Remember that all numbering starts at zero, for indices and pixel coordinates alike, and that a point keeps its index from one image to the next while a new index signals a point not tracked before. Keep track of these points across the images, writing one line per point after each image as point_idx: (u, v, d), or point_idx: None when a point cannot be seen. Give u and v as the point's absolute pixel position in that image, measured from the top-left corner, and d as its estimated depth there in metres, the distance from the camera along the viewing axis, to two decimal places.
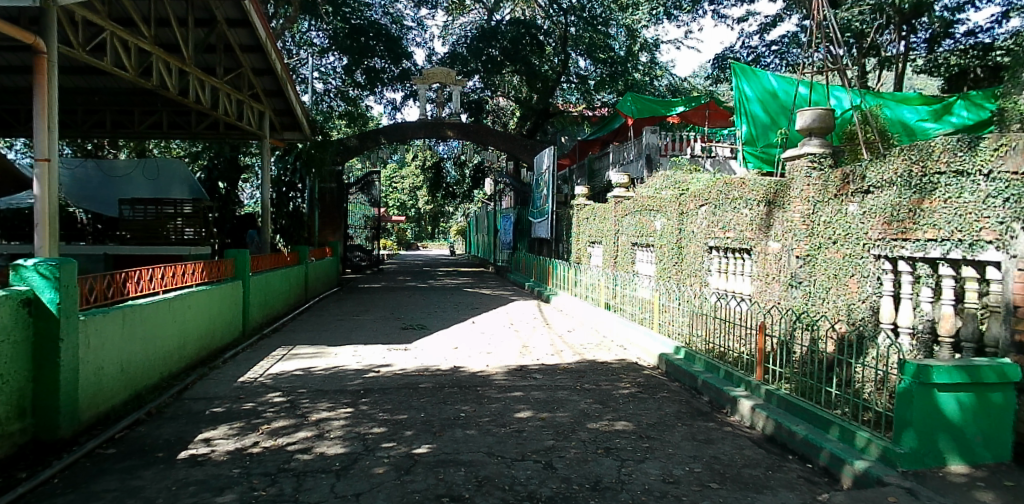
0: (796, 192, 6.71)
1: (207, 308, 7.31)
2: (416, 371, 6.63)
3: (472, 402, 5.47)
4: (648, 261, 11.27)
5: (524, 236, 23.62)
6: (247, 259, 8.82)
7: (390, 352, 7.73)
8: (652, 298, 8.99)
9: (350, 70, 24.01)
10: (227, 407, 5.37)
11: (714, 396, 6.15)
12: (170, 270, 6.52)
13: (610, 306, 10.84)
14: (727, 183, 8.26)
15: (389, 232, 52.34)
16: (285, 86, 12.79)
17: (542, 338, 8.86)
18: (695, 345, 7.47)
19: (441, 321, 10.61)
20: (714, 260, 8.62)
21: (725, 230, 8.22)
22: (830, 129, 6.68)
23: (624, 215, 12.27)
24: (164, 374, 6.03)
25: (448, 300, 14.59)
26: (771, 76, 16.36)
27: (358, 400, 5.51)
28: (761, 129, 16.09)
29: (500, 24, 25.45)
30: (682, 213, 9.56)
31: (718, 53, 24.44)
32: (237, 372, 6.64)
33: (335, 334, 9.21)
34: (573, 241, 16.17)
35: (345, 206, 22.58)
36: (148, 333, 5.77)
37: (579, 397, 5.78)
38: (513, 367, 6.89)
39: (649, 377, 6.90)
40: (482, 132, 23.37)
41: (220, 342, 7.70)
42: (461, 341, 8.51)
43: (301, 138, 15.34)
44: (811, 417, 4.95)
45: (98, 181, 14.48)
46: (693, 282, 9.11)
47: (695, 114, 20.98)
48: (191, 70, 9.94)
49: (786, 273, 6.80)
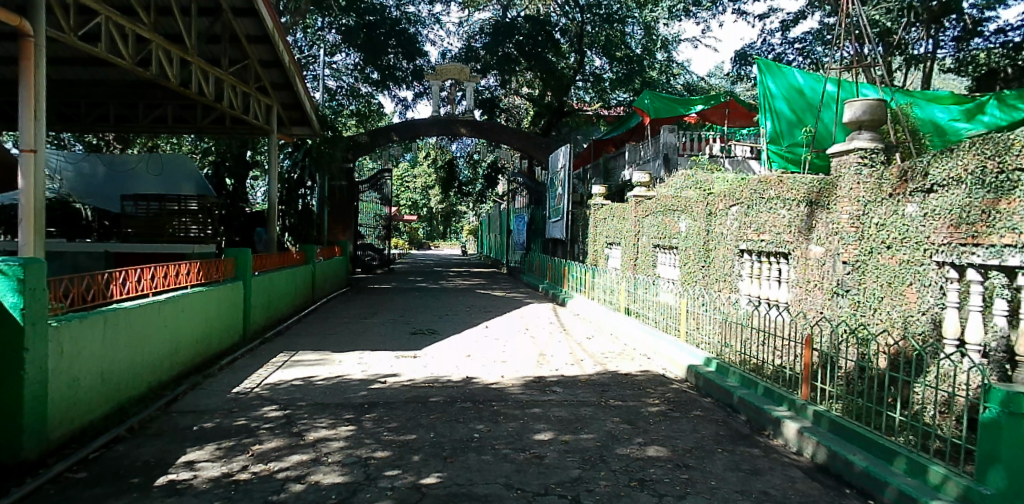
0: (844, 191, 6.12)
1: (203, 310, 6.84)
2: (425, 382, 6.11)
3: (487, 420, 4.93)
4: (672, 265, 10.67)
5: (537, 236, 23.11)
6: (248, 258, 8.34)
7: (398, 360, 7.21)
8: (678, 304, 8.40)
9: (362, 67, 23.61)
10: (217, 423, 4.86)
11: (753, 416, 5.57)
12: (162, 270, 6.05)
13: (631, 312, 10.27)
14: (761, 181, 7.68)
15: (401, 231, 52.11)
16: (293, 79, 12.29)
17: (561, 346, 8.31)
18: (728, 357, 6.89)
19: (452, 326, 10.08)
20: (746, 264, 8.02)
21: (760, 233, 7.61)
22: (882, 122, 6.02)
23: (645, 215, 11.66)
24: (153, 383, 5.56)
25: (460, 302, 14.09)
26: (798, 72, 15.76)
27: (361, 416, 4.99)
28: (786, 126, 15.42)
29: (516, 20, 24.90)
30: (709, 214, 8.95)
31: (739, 50, 23.66)
32: (233, 381, 6.15)
33: (340, 339, 8.72)
34: (589, 242, 15.61)
35: (355, 205, 22.16)
36: (134, 339, 5.28)
37: (605, 415, 5.22)
38: (530, 378, 6.35)
39: (678, 392, 6.33)
40: (495, 130, 22.82)
41: (217, 347, 7.22)
42: (474, 348, 7.98)
43: (310, 133, 14.82)
44: (870, 444, 4.35)
45: (105, 177, 14.07)
46: (722, 288, 8.49)
47: (714, 113, 20.27)
48: (194, 61, 9.48)
49: (832, 280, 6.22)
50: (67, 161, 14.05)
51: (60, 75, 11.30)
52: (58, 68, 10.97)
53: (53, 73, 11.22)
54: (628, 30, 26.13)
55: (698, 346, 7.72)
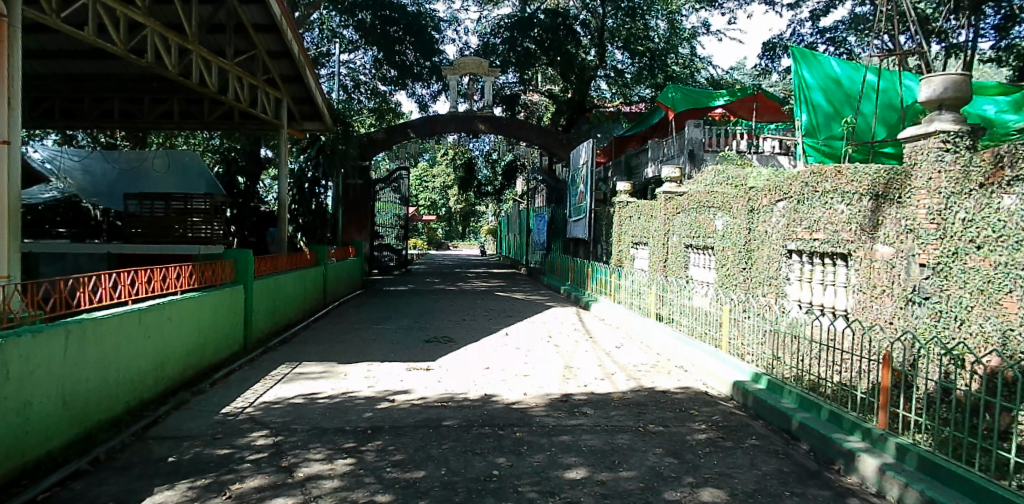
0: (920, 182, 5.29)
1: (197, 318, 6.20)
2: (439, 402, 5.40)
3: (508, 452, 4.19)
4: (707, 266, 9.84)
5: (558, 236, 22.39)
6: (249, 260, 7.69)
7: (409, 373, 6.52)
8: (719, 311, 7.60)
9: (379, 63, 23.09)
10: (196, 453, 4.20)
11: (819, 446, 4.77)
12: (146, 274, 5.39)
13: (664, 318, 9.47)
14: (814, 172, 6.85)
15: (419, 231, 51.60)
16: (304, 71, 11.61)
17: (588, 357, 7.56)
18: (781, 373, 6.09)
19: (470, 333, 9.36)
20: (793, 267, 7.19)
21: (813, 231, 6.78)
22: (967, 99, 5.13)
23: (676, 213, 10.83)
24: (130, 403, 4.92)
25: (479, 306, 13.37)
26: (834, 60, 14.85)
27: (362, 446, 4.29)
28: (823, 118, 14.46)
29: (535, 13, 24.14)
30: (752, 210, 8.12)
31: (767, 41, 22.63)
32: (224, 399, 5.50)
33: (348, 349, 8.05)
34: (613, 242, 14.81)
35: (371, 204, 21.61)
36: (109, 353, 4.64)
37: (645, 445, 4.47)
38: (557, 397, 5.62)
39: (726, 414, 5.54)
40: (515, 126, 22.01)
41: (212, 358, 6.59)
42: (492, 359, 7.27)
43: (322, 129, 14.10)
44: (975, 493, 3.46)
45: (116, 175, 13.42)
46: (765, 292, 7.68)
47: (742, 107, 19.58)
48: (195, 49, 8.82)
49: (906, 285, 5.37)
50: (74, 159, 13.43)
51: (61, 70, 10.77)
52: (58, 62, 10.45)
53: (54, 68, 10.69)
54: (650, 23, 25.24)
55: (743, 359, 6.91)
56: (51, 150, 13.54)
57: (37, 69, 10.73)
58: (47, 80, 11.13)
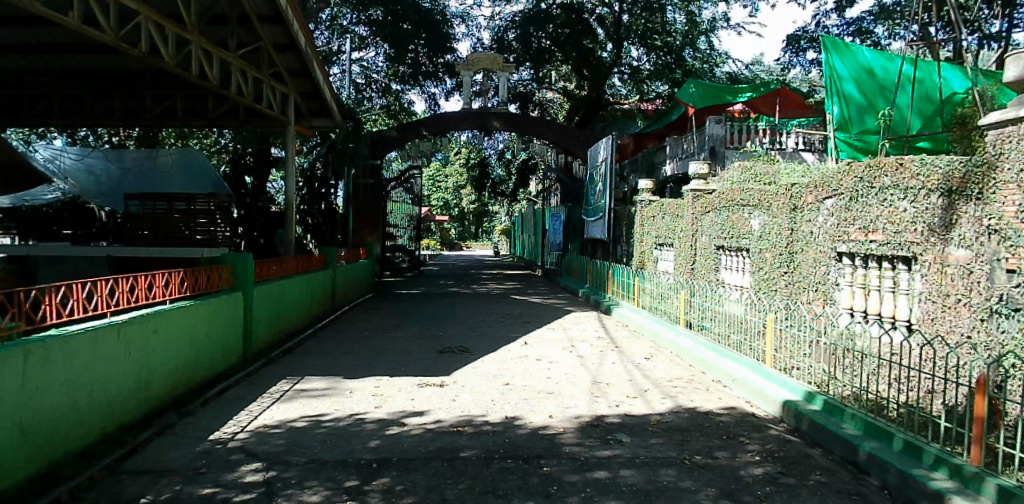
0: (1008, 174, 4.58)
1: (187, 330, 5.64)
2: (456, 426, 4.79)
3: (536, 494, 3.56)
4: (739, 270, 9.15)
5: (575, 236, 21.69)
6: (249, 265, 7.13)
7: (423, 391, 5.91)
8: (760, 319, 6.94)
9: (391, 61, 22.63)
10: (174, 492, 3.62)
11: (895, 484, 4.08)
12: (129, 283, 4.82)
13: (695, 326, 8.80)
14: (871, 165, 6.18)
15: (432, 231, 50.93)
16: (311, 64, 11.05)
17: (617, 370, 6.92)
18: (837, 392, 5.41)
19: (486, 342, 8.74)
20: (844, 271, 6.52)
21: (868, 232, 6.13)
22: None
23: (706, 212, 10.13)
24: (104, 430, 4.33)
25: (494, 310, 12.76)
26: (866, 50, 14.03)
27: (366, 485, 3.68)
28: (856, 111, 13.65)
29: (551, 8, 23.55)
30: (795, 209, 7.47)
31: (791, 34, 21.75)
32: (217, 422, 4.93)
33: (355, 361, 7.46)
34: (635, 244, 14.13)
35: (382, 205, 21.09)
36: (80, 373, 4.08)
37: (694, 485, 3.82)
38: (587, 421, 4.98)
39: (780, 442, 4.88)
40: (530, 124, 21.38)
41: (206, 372, 6.04)
42: (512, 373, 6.67)
43: (331, 126, 13.51)
44: None
45: (115, 176, 12.88)
46: (812, 300, 7.02)
47: (765, 102, 18.83)
48: (194, 40, 8.26)
49: (990, 295, 4.64)
50: (75, 159, 12.96)
51: (59, 65, 10.27)
52: (55, 58, 9.94)
53: (49, 63, 10.21)
54: (668, 17, 24.50)
55: (789, 373, 6.25)
56: (51, 150, 13.15)
57: (33, 65, 10.23)
58: (44, 76, 10.62)
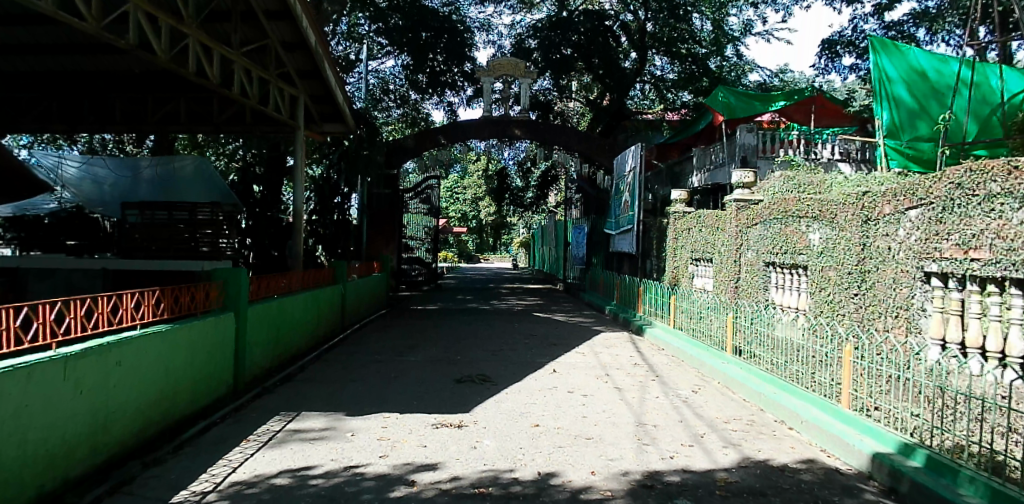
0: None
1: (162, 358, 4.82)
2: (477, 487, 3.87)
3: None
4: (794, 290, 8.16)
5: (600, 249, 20.73)
6: (244, 281, 6.33)
7: (437, 434, 5.00)
8: (827, 350, 5.94)
9: (407, 69, 21.93)
10: None
11: None
12: (84, 306, 3.99)
13: (744, 352, 7.81)
14: (974, 168, 5.17)
15: (450, 244, 50.15)
16: (323, 65, 10.29)
17: (662, 408, 5.98)
18: (943, 443, 4.38)
19: (510, 369, 7.82)
20: (932, 295, 5.51)
21: (969, 248, 5.14)
22: None
23: (753, 224, 9.14)
24: (46, 488, 3.47)
25: (516, 330, 11.82)
26: (918, 51, 12.93)
27: None
28: (906, 116, 12.57)
29: (573, 15, 22.64)
30: (867, 219, 6.52)
31: (826, 39, 20.69)
32: (187, 476, 4.06)
33: (362, 392, 6.58)
34: (667, 259, 13.13)
35: (399, 215, 20.40)
36: (16, 415, 3.23)
37: None
38: (640, 481, 4.03)
39: None
40: (553, 132, 20.51)
41: (183, 407, 5.18)
42: (542, 410, 5.74)
43: (343, 131, 12.75)
44: None
45: (125, 185, 12.21)
46: (890, 327, 6.01)
47: (798, 110, 17.62)
48: (191, 35, 7.51)
49: None
50: (78, 166, 12.42)
51: (56, 66, 9.65)
52: (52, 59, 9.31)
53: (48, 65, 9.61)
54: (695, 24, 23.55)
55: (871, 416, 5.22)
56: (56, 158, 12.60)
57: (30, 66, 9.62)
58: (41, 78, 10.01)
